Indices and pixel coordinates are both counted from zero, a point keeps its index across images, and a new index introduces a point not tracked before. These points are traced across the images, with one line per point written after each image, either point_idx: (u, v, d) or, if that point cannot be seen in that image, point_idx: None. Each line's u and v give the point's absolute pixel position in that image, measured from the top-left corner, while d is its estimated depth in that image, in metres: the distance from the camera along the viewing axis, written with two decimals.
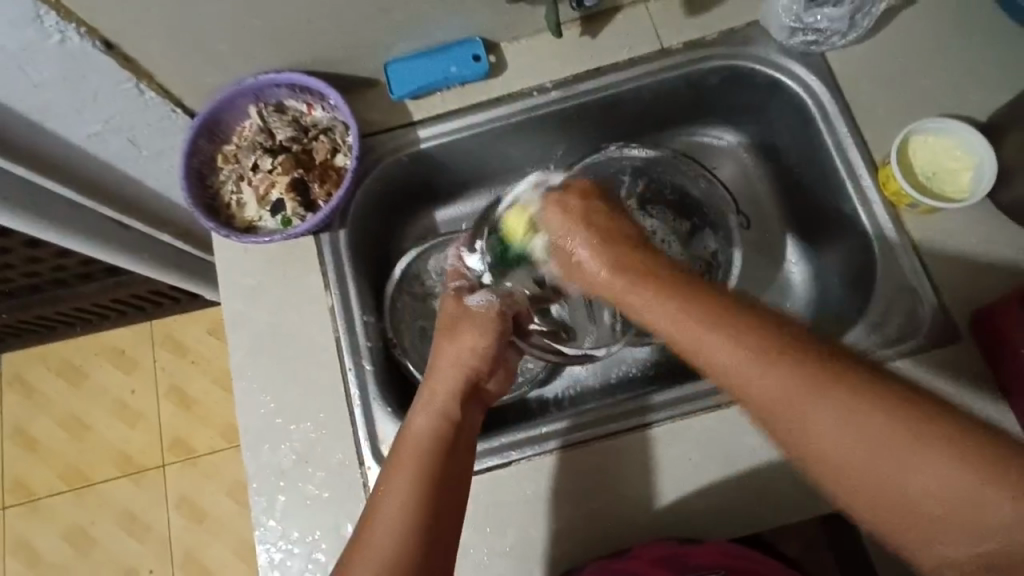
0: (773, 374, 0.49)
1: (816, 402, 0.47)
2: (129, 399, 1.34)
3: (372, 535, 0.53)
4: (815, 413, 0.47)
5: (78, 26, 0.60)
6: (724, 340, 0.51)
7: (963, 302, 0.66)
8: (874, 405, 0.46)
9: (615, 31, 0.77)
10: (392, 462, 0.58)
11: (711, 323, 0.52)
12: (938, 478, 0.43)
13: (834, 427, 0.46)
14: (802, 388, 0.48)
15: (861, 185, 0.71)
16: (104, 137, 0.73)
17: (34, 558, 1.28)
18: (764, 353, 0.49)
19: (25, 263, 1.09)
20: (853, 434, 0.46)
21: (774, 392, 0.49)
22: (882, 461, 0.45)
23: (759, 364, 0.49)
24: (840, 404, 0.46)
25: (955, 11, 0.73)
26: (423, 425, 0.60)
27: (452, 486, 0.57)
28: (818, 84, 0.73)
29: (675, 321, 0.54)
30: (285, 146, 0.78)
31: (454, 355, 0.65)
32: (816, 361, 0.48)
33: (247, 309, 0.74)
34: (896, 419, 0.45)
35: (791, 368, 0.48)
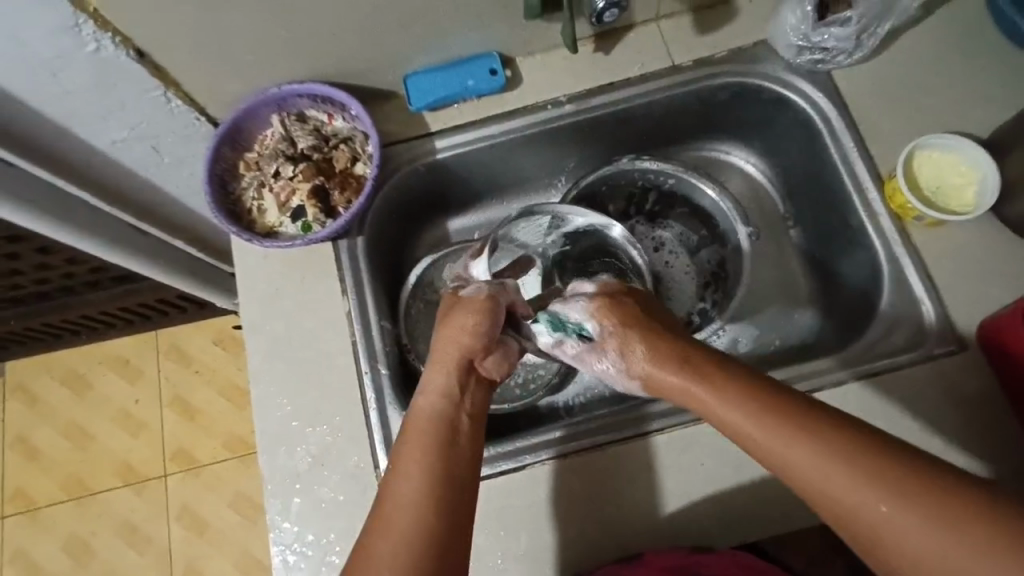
0: (773, 429, 0.53)
1: (807, 451, 0.51)
2: (132, 408, 1.35)
3: (385, 522, 0.53)
4: (837, 481, 0.49)
5: (113, 35, 0.62)
6: (750, 416, 0.55)
7: (968, 312, 0.68)
8: (859, 457, 0.49)
9: (627, 49, 0.80)
10: (400, 442, 0.59)
11: (713, 382, 0.58)
12: (922, 532, 0.45)
13: (821, 477, 0.49)
14: (817, 450, 0.50)
15: (867, 198, 0.72)
16: (129, 143, 0.75)
17: (32, 569, 1.26)
18: (756, 408, 0.55)
19: (34, 269, 1.10)
20: (843, 485, 0.48)
21: (768, 443, 0.53)
22: (867, 510, 0.47)
23: (754, 417, 0.54)
24: (829, 454, 0.50)
25: (956, 33, 0.76)
26: (427, 404, 0.61)
27: (456, 470, 0.56)
28: (825, 101, 0.76)
29: (682, 385, 0.61)
30: (306, 154, 0.79)
31: (450, 338, 0.66)
32: (841, 432, 0.51)
33: (265, 314, 0.75)
34: (882, 473, 0.48)
35: (783, 420, 0.53)
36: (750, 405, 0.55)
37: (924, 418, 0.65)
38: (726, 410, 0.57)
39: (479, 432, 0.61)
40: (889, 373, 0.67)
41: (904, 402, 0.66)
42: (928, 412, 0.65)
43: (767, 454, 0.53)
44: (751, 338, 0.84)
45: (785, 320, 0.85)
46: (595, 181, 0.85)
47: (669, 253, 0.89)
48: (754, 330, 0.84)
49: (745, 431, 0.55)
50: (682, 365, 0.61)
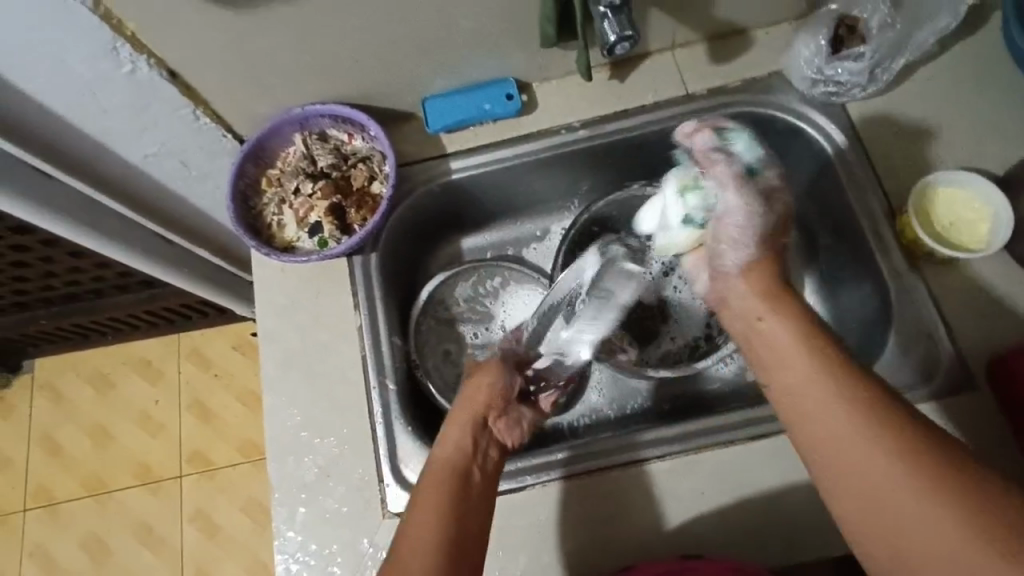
0: (810, 380, 0.55)
1: (842, 415, 0.52)
2: (152, 409, 1.38)
3: (401, 540, 0.56)
4: (858, 448, 0.50)
5: (149, 57, 0.66)
6: (790, 363, 0.57)
7: (977, 350, 0.67)
8: (903, 438, 0.49)
9: (641, 77, 0.81)
10: (419, 487, 0.61)
11: (783, 323, 0.59)
12: (952, 517, 0.46)
13: (858, 445, 0.50)
14: (842, 413, 0.52)
15: (879, 232, 0.72)
16: (160, 158, 0.78)
17: (50, 563, 1.30)
18: (821, 367, 0.54)
19: (65, 271, 1.16)
20: (884, 463, 0.49)
21: (818, 405, 0.53)
22: (899, 491, 0.48)
23: (816, 381, 0.54)
24: (860, 423, 0.51)
25: (972, 69, 0.76)
26: (442, 454, 0.63)
27: (468, 517, 0.58)
28: (838, 132, 0.76)
29: (764, 326, 0.60)
30: (326, 172, 0.82)
31: (474, 389, 0.69)
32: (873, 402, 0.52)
33: (280, 325, 0.77)
34: (899, 446, 0.49)
35: (828, 378, 0.54)
36: (793, 354, 0.57)
37: None
38: (779, 350, 0.58)
39: (491, 484, 0.63)
40: None
41: None
42: None
43: (796, 407, 0.55)
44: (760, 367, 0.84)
45: None
46: (606, 205, 0.85)
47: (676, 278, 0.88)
48: None
49: (800, 394, 0.55)
50: (774, 311, 0.60)
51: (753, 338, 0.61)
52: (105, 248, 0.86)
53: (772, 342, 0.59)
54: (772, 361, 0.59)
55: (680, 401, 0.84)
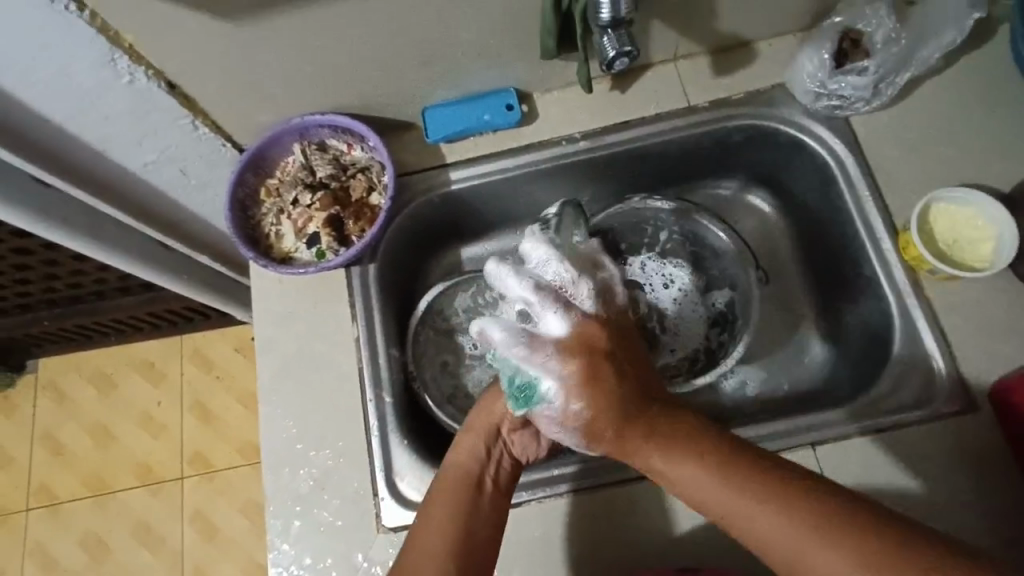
0: (730, 491, 0.53)
1: (773, 526, 0.50)
2: (154, 410, 1.39)
3: (416, 545, 0.58)
4: (805, 560, 0.48)
5: (147, 69, 0.66)
6: (704, 475, 0.54)
7: (980, 370, 0.66)
8: (831, 530, 0.48)
9: (643, 88, 0.81)
10: (431, 493, 0.63)
11: (680, 433, 0.58)
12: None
13: (798, 555, 0.49)
14: (773, 526, 0.50)
15: (881, 249, 0.71)
16: (159, 167, 0.78)
17: (50, 562, 1.31)
18: (723, 483, 0.53)
19: (68, 273, 1.16)
20: (824, 573, 0.47)
21: (745, 514, 0.52)
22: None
23: (723, 492, 0.53)
24: (796, 529, 0.49)
25: (978, 84, 0.75)
26: (455, 462, 0.64)
27: (478, 526, 0.60)
28: (841, 146, 0.75)
29: (663, 447, 0.57)
30: (324, 182, 0.82)
31: (496, 401, 0.69)
32: (803, 502, 0.50)
33: (278, 335, 0.77)
34: (850, 552, 0.47)
35: (744, 484, 0.52)
36: (708, 466, 0.55)
37: (928, 477, 0.64)
38: (688, 464, 0.56)
39: (503, 497, 0.64)
40: (897, 429, 0.65)
41: (909, 462, 0.64)
42: (934, 470, 0.64)
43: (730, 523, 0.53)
44: (760, 381, 0.83)
45: (794, 364, 0.83)
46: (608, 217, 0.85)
47: (678, 290, 0.88)
48: (763, 373, 0.84)
49: (723, 507, 0.53)
50: (653, 436, 0.58)
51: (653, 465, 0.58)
52: (105, 254, 0.87)
53: (682, 458, 0.56)
54: (681, 475, 0.56)
55: None
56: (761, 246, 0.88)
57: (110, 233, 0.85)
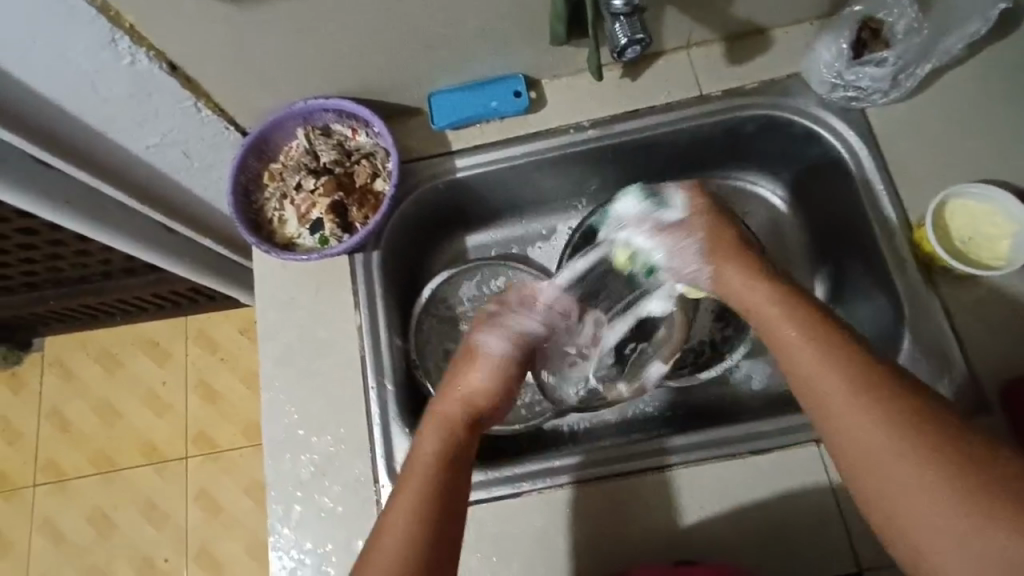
0: (816, 348, 0.58)
1: (844, 384, 0.56)
2: (159, 390, 1.39)
3: (389, 522, 0.58)
4: (862, 420, 0.54)
5: (148, 50, 0.64)
6: (799, 334, 0.60)
7: (991, 369, 0.65)
8: (899, 404, 0.54)
9: (655, 76, 0.79)
10: (402, 478, 0.61)
11: (784, 301, 0.62)
12: (930, 487, 0.51)
13: (858, 415, 0.55)
14: (847, 385, 0.56)
15: (895, 246, 0.70)
16: (162, 149, 0.77)
17: (58, 537, 1.33)
18: (810, 332, 0.59)
19: (73, 253, 1.16)
20: (864, 419, 0.54)
21: (821, 371, 0.57)
22: (892, 451, 0.53)
23: (809, 348, 0.58)
24: (864, 393, 0.55)
25: (999, 77, 0.73)
26: (427, 446, 0.63)
27: (452, 511, 0.59)
28: (856, 139, 0.73)
29: (766, 308, 0.63)
30: (328, 168, 0.80)
31: (458, 369, 0.69)
32: (881, 378, 0.55)
33: (281, 321, 0.77)
34: (906, 425, 0.53)
35: (834, 347, 0.57)
36: (809, 327, 0.59)
37: None
38: (785, 325, 0.61)
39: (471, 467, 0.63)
40: None
41: None
42: None
43: (802, 375, 0.58)
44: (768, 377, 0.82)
45: None
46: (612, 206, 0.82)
47: None
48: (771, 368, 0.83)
49: (803, 362, 0.58)
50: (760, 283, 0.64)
51: (754, 314, 0.64)
52: (108, 236, 0.86)
53: (786, 318, 0.61)
54: (776, 331, 0.61)
55: (682, 409, 0.83)
56: (770, 239, 0.86)
57: (110, 215, 0.85)
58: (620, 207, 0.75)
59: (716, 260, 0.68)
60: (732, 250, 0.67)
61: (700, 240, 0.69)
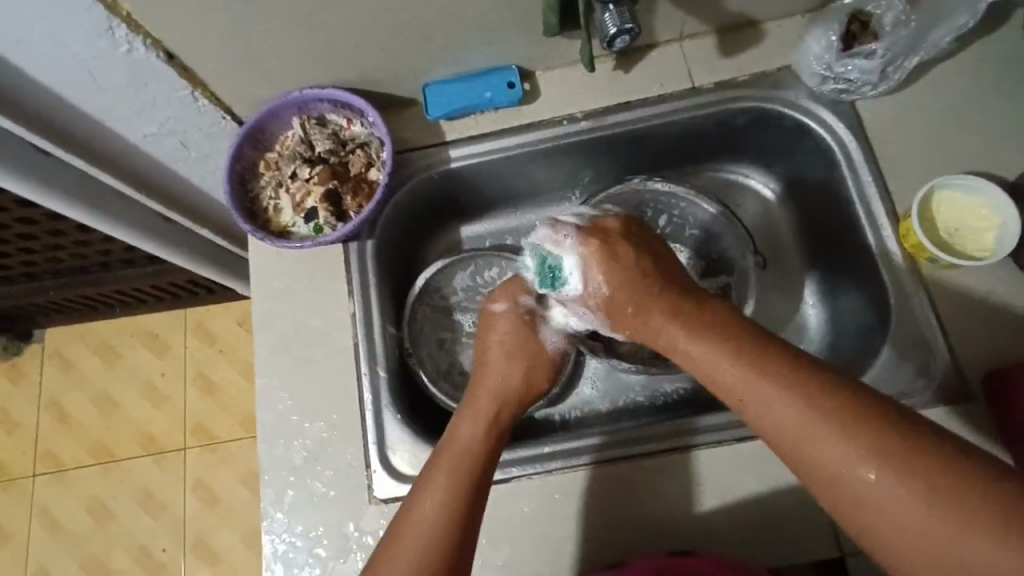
0: (753, 380, 0.54)
1: (791, 410, 0.51)
2: (158, 381, 1.40)
3: (411, 517, 0.56)
4: (822, 447, 0.49)
5: (145, 38, 0.65)
6: (728, 363, 0.56)
7: (975, 360, 0.66)
8: (856, 419, 0.48)
9: (647, 68, 0.80)
10: (430, 464, 0.60)
11: (714, 333, 0.58)
12: (916, 507, 0.45)
13: (817, 441, 0.49)
14: (796, 409, 0.51)
15: (882, 238, 0.71)
16: (159, 138, 0.78)
17: (56, 526, 1.34)
18: (743, 364, 0.55)
19: (72, 244, 1.17)
20: (824, 444, 0.49)
21: (768, 401, 0.52)
22: (861, 475, 0.47)
23: (750, 378, 0.54)
24: (813, 417, 0.50)
25: (988, 71, 0.74)
26: (466, 433, 0.63)
27: (479, 506, 0.58)
28: (845, 131, 0.74)
29: (689, 346, 0.59)
30: (323, 157, 0.81)
31: (494, 365, 0.70)
32: (831, 394, 0.50)
33: (276, 309, 0.78)
34: (871, 443, 0.47)
35: (773, 373, 0.53)
36: (742, 356, 0.55)
37: None
38: (721, 355, 0.56)
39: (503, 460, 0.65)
40: None
41: None
42: None
43: (750, 411, 0.54)
44: None
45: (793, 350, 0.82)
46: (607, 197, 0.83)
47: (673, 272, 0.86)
48: None
49: (746, 395, 0.54)
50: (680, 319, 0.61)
51: (681, 348, 0.60)
52: (106, 225, 0.87)
53: (723, 349, 0.57)
54: (710, 364, 0.57)
55: (672, 399, 0.83)
56: (761, 231, 0.87)
57: (109, 204, 0.86)
58: (520, 266, 0.75)
59: (624, 298, 0.65)
60: (637, 292, 0.65)
61: (604, 300, 0.67)
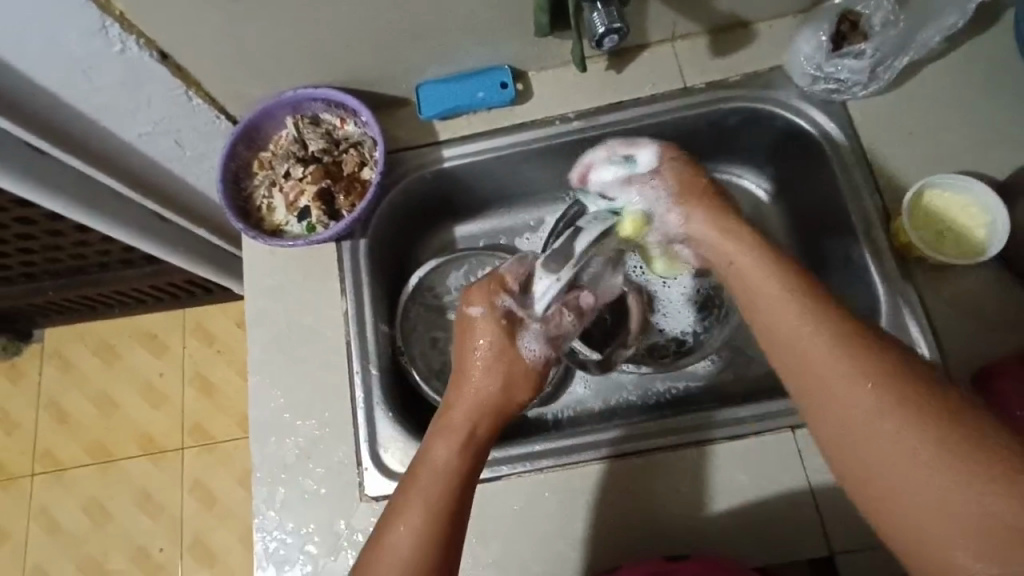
0: (789, 305, 0.57)
1: (821, 343, 0.54)
2: (156, 381, 1.41)
3: (389, 532, 0.57)
4: (841, 385, 0.52)
5: (138, 38, 0.66)
6: (770, 286, 0.59)
7: (964, 358, 0.66)
8: (878, 363, 0.51)
9: (639, 68, 0.80)
10: (411, 475, 0.61)
11: (762, 262, 0.61)
12: (921, 456, 0.47)
13: (839, 377, 0.52)
14: (825, 340, 0.53)
15: (874, 236, 0.70)
16: (154, 138, 0.78)
17: (54, 526, 1.34)
18: (794, 301, 0.57)
19: (71, 244, 1.18)
20: (842, 383, 0.52)
21: (799, 333, 0.55)
22: (874, 423, 0.50)
23: (786, 306, 0.57)
24: (839, 352, 0.53)
25: (978, 71, 0.74)
26: (439, 454, 0.61)
27: (459, 520, 0.59)
28: (836, 130, 0.74)
29: (738, 267, 0.62)
30: (316, 156, 0.81)
31: (471, 377, 0.66)
32: (857, 338, 0.53)
33: (268, 307, 0.78)
34: (891, 387, 0.50)
35: (810, 305, 0.56)
36: (786, 283, 0.58)
37: None
38: (764, 283, 0.59)
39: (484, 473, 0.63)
40: None
41: None
42: None
43: (778, 337, 0.56)
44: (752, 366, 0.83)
45: None
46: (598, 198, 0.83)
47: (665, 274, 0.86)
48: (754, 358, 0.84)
49: (778, 323, 0.57)
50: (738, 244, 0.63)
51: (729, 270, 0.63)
52: (103, 224, 0.88)
53: (768, 277, 0.59)
54: (751, 290, 0.60)
55: (665, 398, 0.84)
56: (754, 231, 0.87)
57: (105, 203, 0.86)
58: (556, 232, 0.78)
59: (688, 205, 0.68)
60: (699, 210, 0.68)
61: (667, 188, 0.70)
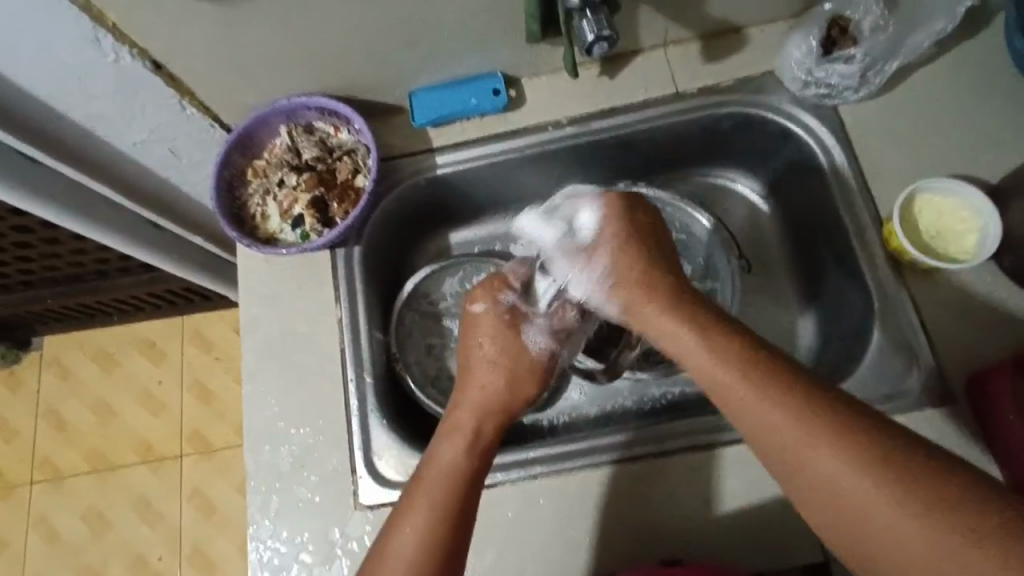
0: (740, 381, 0.55)
1: (777, 416, 0.53)
2: (154, 389, 1.41)
3: (394, 541, 0.57)
4: (808, 457, 0.51)
5: (131, 48, 0.66)
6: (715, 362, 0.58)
7: (958, 363, 0.66)
8: (837, 430, 0.51)
9: (632, 74, 0.80)
10: (415, 481, 0.60)
11: (704, 331, 0.59)
12: (897, 518, 0.47)
13: (802, 450, 0.51)
14: (782, 412, 0.53)
15: (865, 241, 0.71)
16: (148, 146, 0.79)
17: (53, 534, 1.34)
18: (740, 369, 0.56)
19: (68, 252, 1.18)
20: (809, 452, 0.51)
21: (754, 407, 0.54)
22: (845, 489, 0.49)
23: (738, 384, 0.56)
24: (796, 423, 0.52)
25: (970, 74, 0.74)
26: (444, 458, 0.61)
27: (465, 524, 0.58)
28: (828, 134, 0.74)
29: (682, 342, 0.60)
30: (310, 164, 0.82)
31: (475, 376, 0.67)
32: (811, 402, 0.52)
33: (262, 314, 0.78)
34: (854, 453, 0.50)
35: (760, 376, 0.55)
36: (730, 359, 0.57)
37: None
38: (710, 362, 0.58)
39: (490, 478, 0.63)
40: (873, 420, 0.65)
41: None
42: None
43: (739, 414, 0.55)
44: None
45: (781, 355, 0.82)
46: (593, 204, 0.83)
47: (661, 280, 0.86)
48: None
49: (735, 401, 0.56)
50: (674, 309, 0.62)
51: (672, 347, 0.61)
52: (97, 232, 0.88)
53: (712, 355, 0.58)
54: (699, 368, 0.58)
55: (660, 404, 0.84)
56: (748, 236, 0.87)
57: (101, 212, 0.87)
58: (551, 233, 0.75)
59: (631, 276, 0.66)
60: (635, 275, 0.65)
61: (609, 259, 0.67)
